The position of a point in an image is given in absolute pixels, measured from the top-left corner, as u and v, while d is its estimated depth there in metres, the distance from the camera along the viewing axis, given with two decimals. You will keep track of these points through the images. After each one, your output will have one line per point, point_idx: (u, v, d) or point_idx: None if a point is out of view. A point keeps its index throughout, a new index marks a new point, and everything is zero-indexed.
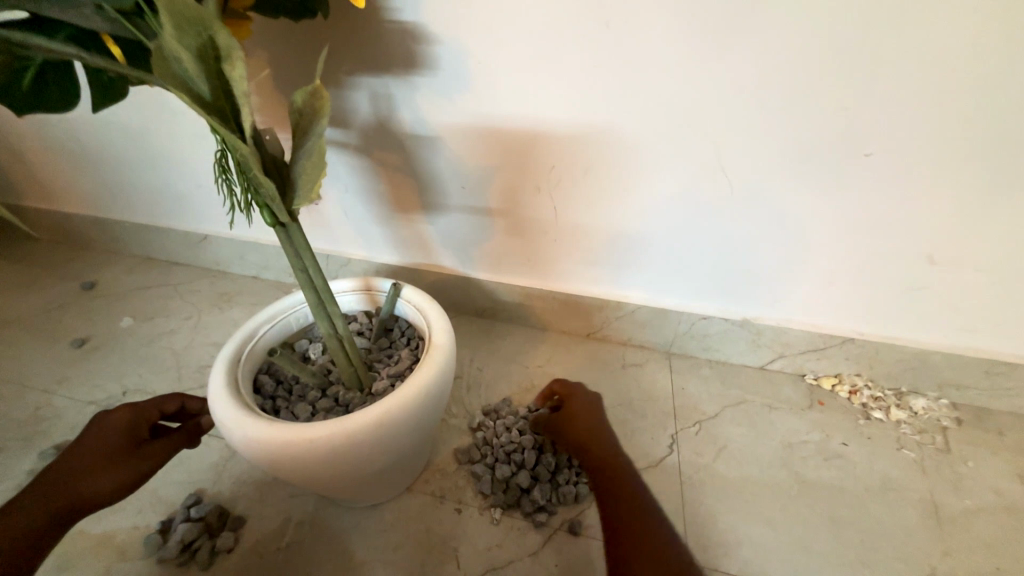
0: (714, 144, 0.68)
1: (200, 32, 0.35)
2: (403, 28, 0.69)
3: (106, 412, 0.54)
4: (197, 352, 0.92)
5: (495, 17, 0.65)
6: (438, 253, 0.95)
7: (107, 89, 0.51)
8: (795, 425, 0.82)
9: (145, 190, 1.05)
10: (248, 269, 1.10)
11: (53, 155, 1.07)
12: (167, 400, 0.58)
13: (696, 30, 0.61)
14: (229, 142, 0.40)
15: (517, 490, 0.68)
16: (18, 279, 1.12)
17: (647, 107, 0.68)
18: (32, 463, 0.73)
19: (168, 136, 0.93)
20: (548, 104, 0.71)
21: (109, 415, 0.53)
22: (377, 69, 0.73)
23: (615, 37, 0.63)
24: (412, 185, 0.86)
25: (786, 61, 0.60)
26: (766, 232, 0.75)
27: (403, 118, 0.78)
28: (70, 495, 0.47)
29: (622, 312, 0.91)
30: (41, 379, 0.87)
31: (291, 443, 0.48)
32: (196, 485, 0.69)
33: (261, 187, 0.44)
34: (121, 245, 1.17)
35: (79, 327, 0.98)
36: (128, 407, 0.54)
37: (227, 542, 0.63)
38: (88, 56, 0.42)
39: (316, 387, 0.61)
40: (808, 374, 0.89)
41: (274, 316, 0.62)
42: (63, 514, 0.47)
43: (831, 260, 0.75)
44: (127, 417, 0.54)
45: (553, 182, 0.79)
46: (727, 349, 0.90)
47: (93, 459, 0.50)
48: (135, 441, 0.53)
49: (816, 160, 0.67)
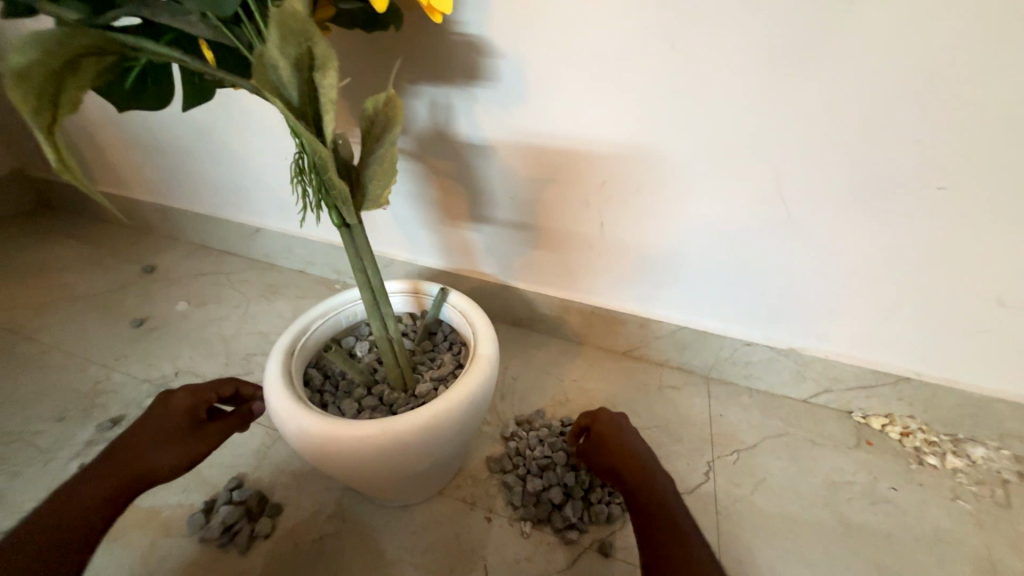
0: (771, 168, 0.67)
1: (301, 42, 0.36)
2: (467, 41, 0.71)
3: (171, 391, 0.56)
4: (244, 340, 0.97)
5: (558, 34, 0.67)
6: (479, 260, 0.96)
7: (196, 89, 0.55)
8: (840, 464, 0.79)
9: (208, 182, 1.11)
10: (296, 263, 1.14)
11: (129, 145, 1.14)
12: (223, 383, 0.58)
13: (763, 55, 0.60)
14: (310, 145, 0.41)
15: (549, 505, 0.67)
16: (87, 257, 1.20)
17: (703, 129, 0.67)
18: (90, 434, 0.77)
19: (235, 134, 0.98)
20: (603, 122, 0.71)
21: (172, 396, 0.55)
22: (438, 78, 0.75)
23: (679, 55, 0.63)
24: (460, 193, 0.88)
25: (856, 86, 0.59)
26: (821, 261, 0.72)
27: (459, 128, 0.80)
28: (131, 473, 0.49)
29: (662, 332, 0.90)
30: (102, 354, 0.92)
31: (342, 437, 0.49)
32: (238, 470, 0.72)
33: (333, 190, 0.46)
34: (181, 232, 1.24)
35: (138, 308, 1.04)
36: (188, 389, 0.56)
37: (265, 528, 0.65)
38: (191, 59, 0.45)
39: (362, 384, 0.62)
40: (855, 412, 0.85)
41: (326, 311, 0.64)
42: (127, 491, 0.49)
43: (890, 294, 0.72)
44: (188, 398, 0.55)
45: (603, 198, 0.79)
46: (770, 379, 0.87)
47: (154, 438, 0.52)
48: (193, 423, 0.55)
49: (881, 191, 0.64)
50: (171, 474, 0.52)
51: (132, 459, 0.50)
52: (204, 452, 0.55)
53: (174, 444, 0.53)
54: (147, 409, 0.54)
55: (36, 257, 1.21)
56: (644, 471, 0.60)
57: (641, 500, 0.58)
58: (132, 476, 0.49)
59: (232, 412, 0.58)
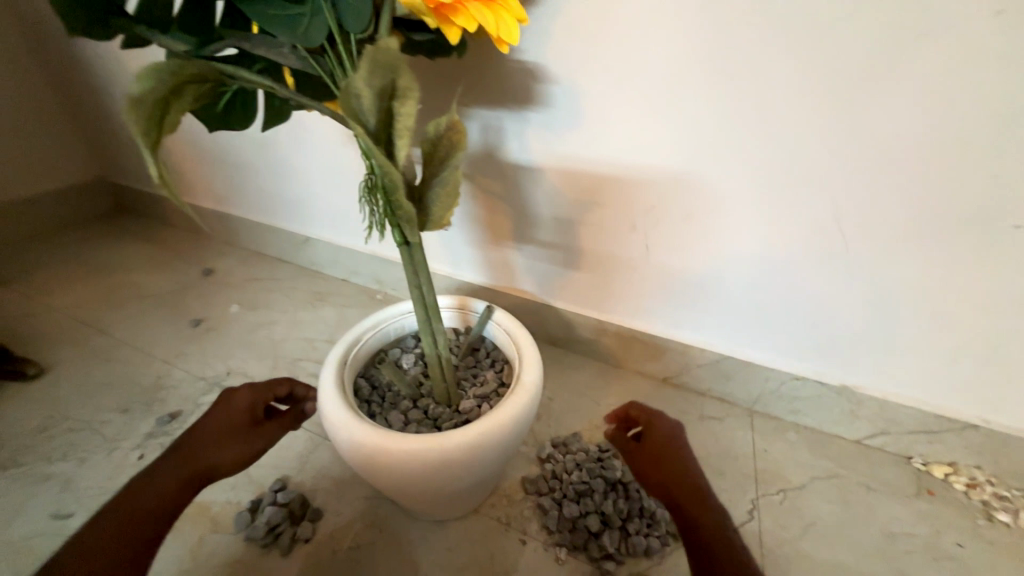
0: (830, 199, 0.65)
1: (388, 75, 0.39)
2: (524, 68, 0.74)
3: (232, 388, 0.58)
4: (291, 345, 1.01)
5: (614, 63, 0.68)
6: (520, 279, 0.97)
7: (276, 111, 0.59)
8: (898, 514, 0.73)
9: (266, 194, 1.18)
10: (342, 273, 1.19)
11: (200, 157, 1.23)
12: (279, 383, 0.60)
13: (824, 86, 0.59)
14: (384, 168, 0.44)
15: (586, 533, 0.66)
16: (153, 259, 1.29)
17: (758, 157, 0.67)
18: (150, 426, 0.82)
19: (296, 149, 1.05)
20: (654, 147, 0.72)
21: (234, 394, 0.56)
22: (493, 102, 0.78)
23: (737, 85, 0.63)
24: (505, 213, 0.90)
25: (925, 118, 0.57)
26: (881, 296, 0.69)
27: (509, 150, 0.83)
28: (195, 469, 0.52)
29: (704, 360, 0.88)
30: (164, 351, 0.98)
31: (392, 450, 0.51)
32: (282, 472, 0.74)
33: (399, 209, 0.48)
34: (238, 239, 1.32)
35: (197, 309, 1.11)
36: (248, 388, 0.57)
37: (306, 532, 0.66)
38: (279, 87, 0.49)
39: (408, 397, 0.63)
40: (915, 458, 0.80)
41: (377, 323, 0.66)
42: (190, 486, 0.51)
43: (958, 334, 0.68)
44: (248, 398, 0.57)
45: (649, 222, 0.79)
46: (819, 416, 0.84)
47: (218, 435, 0.54)
48: (252, 422, 0.57)
49: (952, 226, 0.61)
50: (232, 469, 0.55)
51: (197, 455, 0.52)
52: (261, 449, 0.57)
53: (235, 441, 0.55)
54: (211, 405, 0.56)
55: (109, 256, 1.32)
56: (706, 511, 0.56)
57: (702, 542, 0.54)
58: (196, 473, 0.52)
59: (287, 411, 0.60)
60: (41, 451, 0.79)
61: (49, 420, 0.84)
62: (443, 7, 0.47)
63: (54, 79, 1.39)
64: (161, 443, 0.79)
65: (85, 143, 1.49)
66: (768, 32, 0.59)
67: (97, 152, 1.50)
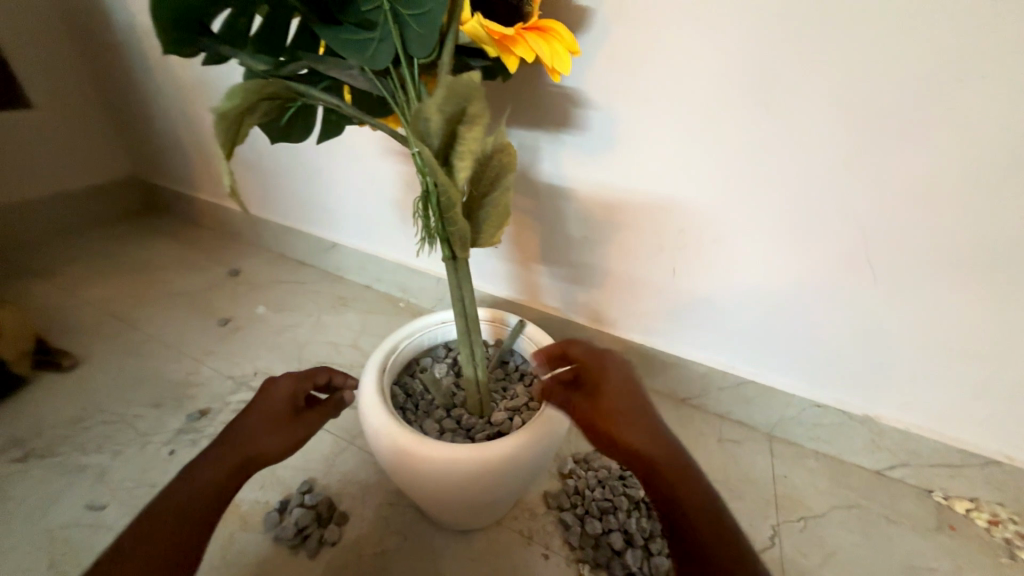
0: (861, 230, 0.67)
1: (460, 102, 0.41)
2: (563, 92, 0.77)
3: (272, 377, 0.58)
4: (317, 348, 1.03)
5: (652, 91, 0.71)
6: (543, 294, 0.99)
7: (331, 125, 0.62)
8: (920, 547, 0.73)
9: (297, 199, 1.21)
10: (366, 279, 1.21)
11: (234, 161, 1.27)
12: (318, 372, 0.61)
13: (860, 123, 0.61)
14: (444, 186, 0.46)
15: (608, 550, 0.67)
16: (182, 257, 1.33)
17: (790, 188, 0.69)
18: (181, 422, 0.84)
19: (331, 158, 1.08)
20: (686, 173, 0.74)
21: (276, 382, 0.57)
22: (530, 124, 0.81)
23: (773, 117, 0.65)
24: (534, 229, 0.92)
25: (958, 158, 0.59)
26: (907, 328, 0.70)
27: (543, 169, 0.85)
28: (246, 456, 0.51)
29: (725, 383, 0.89)
30: (193, 348, 1.01)
31: (434, 457, 0.53)
32: (309, 474, 0.76)
33: (453, 225, 0.50)
34: (264, 241, 1.35)
35: (224, 308, 1.13)
36: (290, 377, 0.58)
37: (333, 535, 0.67)
38: (346, 106, 0.52)
39: (442, 406, 0.65)
40: (936, 492, 0.80)
41: (413, 332, 0.68)
42: (239, 474, 0.50)
43: (984, 370, 0.69)
44: (289, 386, 0.57)
45: (677, 245, 0.80)
46: (839, 445, 0.84)
47: (264, 421, 0.54)
48: (295, 410, 0.57)
49: (980, 263, 0.63)
50: (279, 454, 0.54)
51: (247, 443, 0.52)
52: (305, 438, 0.57)
53: (283, 429, 0.54)
54: (255, 395, 0.56)
55: (140, 253, 1.35)
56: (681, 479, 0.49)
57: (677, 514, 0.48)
58: (244, 458, 0.51)
59: (326, 401, 0.60)
60: (76, 442, 0.81)
61: (83, 412, 0.86)
62: (505, 39, 0.50)
63: (97, 80, 1.44)
64: (191, 439, 0.81)
65: (121, 142, 1.54)
66: (806, 70, 0.61)
67: (132, 152, 1.54)
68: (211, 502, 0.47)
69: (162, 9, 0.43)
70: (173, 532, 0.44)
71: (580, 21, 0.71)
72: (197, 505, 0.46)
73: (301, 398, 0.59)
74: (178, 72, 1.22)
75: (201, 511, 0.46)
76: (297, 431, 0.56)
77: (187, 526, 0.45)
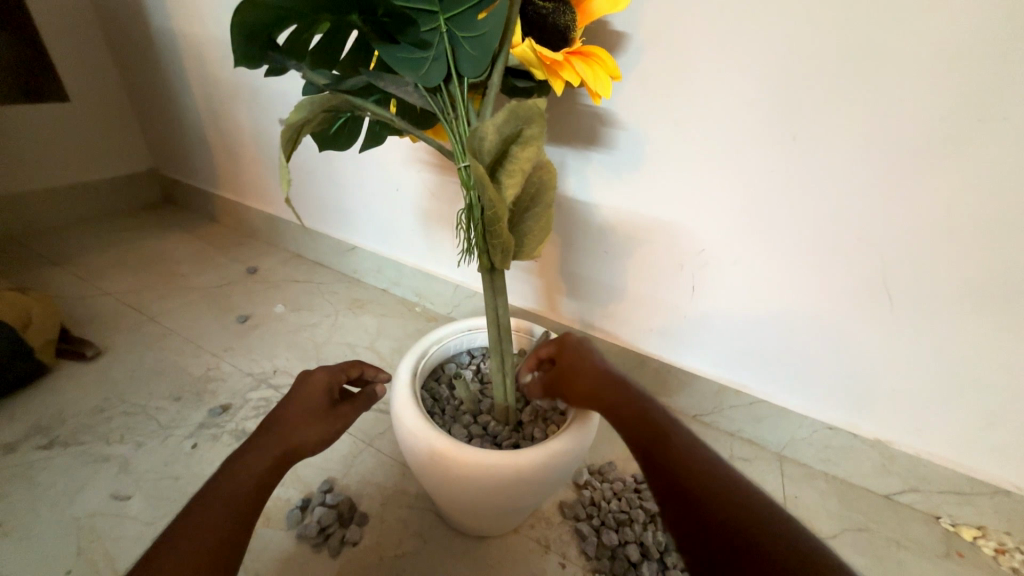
0: (880, 260, 0.69)
1: (518, 124, 0.44)
2: (593, 112, 0.79)
3: (307, 374, 0.62)
4: (334, 349, 1.04)
5: (681, 115, 0.73)
6: (560, 305, 1.01)
7: (375, 133, 0.64)
8: (929, 572, 0.75)
9: (318, 200, 1.23)
10: (383, 283, 1.23)
11: (257, 160, 1.29)
12: (348, 366, 0.65)
13: (884, 158, 0.64)
14: (493, 203, 0.48)
15: (625, 562, 0.68)
16: (200, 252, 1.34)
17: (810, 216, 0.71)
18: (202, 416, 0.85)
19: (356, 162, 1.10)
20: (710, 195, 0.76)
21: (312, 375, 0.60)
22: (559, 139, 0.84)
23: (801, 148, 0.68)
24: (555, 242, 0.94)
25: (979, 197, 0.61)
26: (920, 356, 0.72)
27: (567, 184, 0.88)
28: (287, 445, 0.53)
29: (737, 401, 0.90)
30: (212, 344, 1.02)
31: (469, 463, 0.54)
32: (329, 473, 0.77)
33: (496, 239, 0.52)
34: (282, 240, 1.37)
35: (243, 305, 1.15)
36: (324, 370, 0.62)
37: (355, 536, 0.68)
38: (397, 119, 0.54)
39: (469, 412, 0.67)
40: (943, 518, 0.81)
41: (442, 339, 0.69)
42: (280, 464, 0.52)
43: (996, 402, 0.70)
44: (325, 379, 0.61)
45: (698, 264, 0.82)
46: (848, 467, 0.85)
47: (303, 413, 0.56)
48: (331, 399, 0.60)
49: (993, 297, 0.65)
50: (316, 446, 0.55)
51: (288, 432, 0.54)
52: (341, 429, 0.58)
53: (320, 420, 0.57)
54: (292, 389, 0.59)
55: (158, 247, 1.37)
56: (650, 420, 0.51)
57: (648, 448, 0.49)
58: (286, 447, 0.53)
59: (358, 394, 0.62)
60: (99, 431, 0.82)
61: (105, 402, 0.87)
62: (554, 64, 0.52)
63: (124, 75, 1.47)
64: (213, 434, 0.82)
65: (144, 137, 1.56)
66: (835, 104, 0.64)
67: (153, 147, 1.57)
68: (254, 491, 0.48)
69: (240, 26, 0.45)
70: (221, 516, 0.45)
71: (614, 46, 0.74)
72: (244, 493, 0.47)
73: (336, 391, 0.62)
74: (208, 72, 1.25)
75: (249, 497, 0.47)
76: (333, 422, 0.58)
77: (235, 513, 0.46)
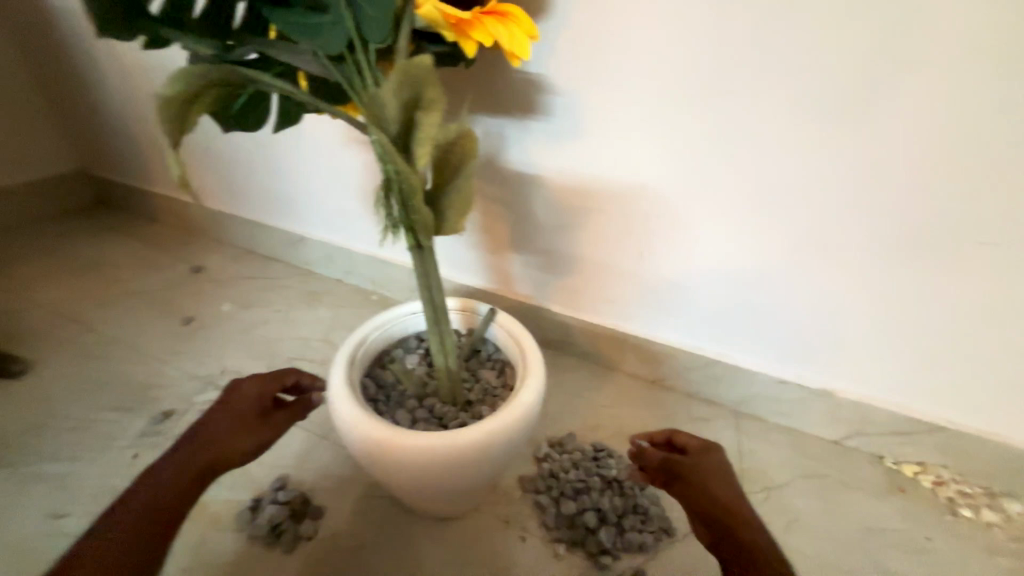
0: (816, 213, 0.69)
1: (414, 87, 0.41)
2: (528, 78, 0.76)
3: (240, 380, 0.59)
4: (285, 345, 1.00)
5: (616, 76, 0.71)
6: (515, 282, 1.00)
7: (288, 112, 0.60)
8: (874, 509, 0.78)
9: (259, 190, 1.17)
10: (336, 272, 1.18)
11: (190, 152, 1.22)
12: (286, 373, 0.60)
13: (813, 109, 0.64)
14: (404, 175, 0.46)
15: (584, 528, 0.68)
16: (138, 255, 1.27)
17: (746, 173, 0.71)
18: (143, 425, 0.81)
19: (293, 147, 1.05)
20: (649, 158, 0.75)
21: (243, 383, 0.57)
22: (496, 109, 0.80)
23: (734, 103, 0.67)
24: (504, 217, 0.92)
25: (904, 142, 0.62)
26: (857, 306, 0.74)
27: (509, 156, 0.85)
28: (214, 456, 0.52)
29: (693, 364, 0.91)
30: (155, 349, 0.97)
31: (407, 447, 0.53)
32: (281, 470, 0.75)
33: (415, 214, 0.50)
34: (225, 235, 1.30)
35: (185, 306, 1.09)
36: (257, 378, 0.58)
37: (309, 530, 0.67)
38: (299, 92, 0.50)
39: (414, 396, 0.65)
40: (887, 458, 0.84)
41: (383, 324, 0.67)
42: (205, 474, 0.52)
43: (928, 344, 0.73)
44: (255, 389, 0.57)
45: (645, 230, 0.82)
46: (800, 418, 0.88)
47: (232, 423, 0.55)
48: (263, 409, 0.57)
49: (921, 240, 0.66)
50: (246, 453, 0.55)
51: (216, 442, 0.53)
52: (272, 440, 0.57)
53: (249, 429, 0.56)
54: (222, 396, 0.57)
55: (91, 252, 1.28)
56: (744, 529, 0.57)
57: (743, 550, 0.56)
58: (213, 454, 0.52)
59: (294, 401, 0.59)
60: (31, 449, 0.77)
61: (37, 418, 0.83)
62: (462, 22, 0.49)
63: (31, 65, 1.34)
64: (155, 441, 0.78)
65: (61, 133, 1.43)
66: (762, 55, 0.63)
67: (74, 144, 1.44)
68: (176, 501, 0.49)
69: None
70: (140, 528, 0.46)
71: (540, 6, 0.70)
72: (164, 505, 0.48)
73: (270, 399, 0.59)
74: (123, 58, 1.15)
75: (169, 510, 0.48)
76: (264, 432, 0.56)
77: (153, 524, 0.47)
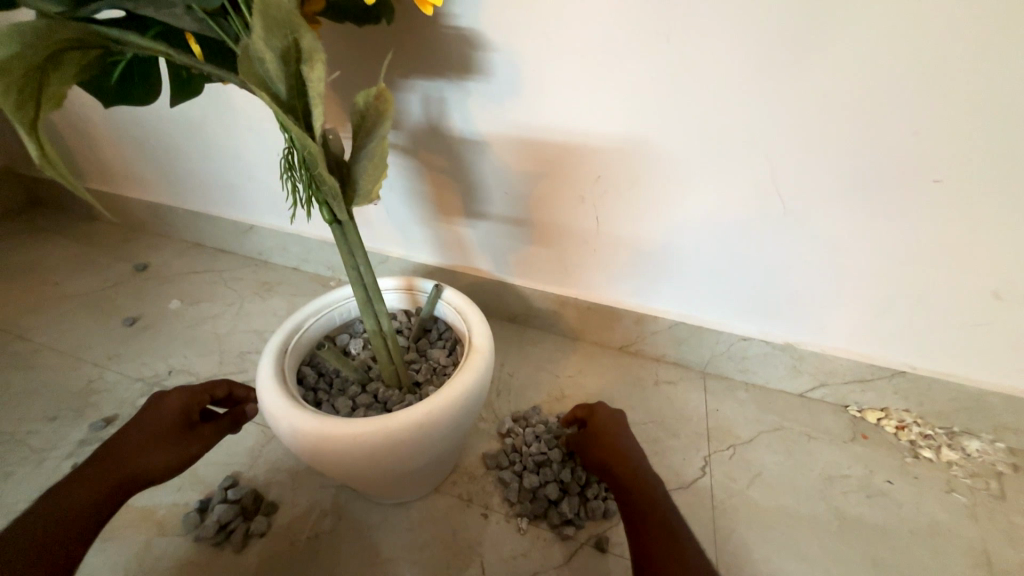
0: (767, 163, 0.66)
1: (287, 34, 0.37)
2: (460, 34, 0.70)
3: (164, 394, 0.59)
4: (238, 339, 0.96)
5: (552, 27, 0.66)
6: (474, 256, 0.96)
7: (186, 83, 0.53)
8: (836, 457, 0.78)
9: (198, 178, 1.10)
10: (290, 260, 1.13)
11: (121, 142, 1.13)
12: (217, 385, 0.62)
13: (757, 49, 0.59)
14: (300, 140, 0.41)
15: (545, 501, 0.67)
16: (79, 256, 1.20)
17: (693, 124, 0.67)
18: (84, 433, 0.78)
19: (225, 129, 0.97)
20: (594, 116, 0.71)
21: (166, 396, 0.58)
22: (431, 72, 0.75)
23: (675, 48, 0.62)
24: (455, 190, 0.88)
25: (853, 79, 0.58)
26: (813, 257, 0.72)
27: (452, 123, 0.80)
28: (128, 472, 0.52)
29: (658, 328, 0.89)
30: (95, 353, 0.93)
31: (336, 437, 0.50)
32: (233, 469, 0.72)
33: (323, 184, 0.46)
34: (172, 229, 1.23)
35: (130, 306, 1.04)
36: (183, 390, 0.59)
37: (261, 527, 0.65)
38: (179, 54, 0.43)
39: (356, 382, 0.63)
40: (851, 406, 0.85)
41: (320, 309, 0.64)
42: (119, 491, 0.51)
43: (887, 289, 0.71)
44: (182, 400, 0.58)
45: (598, 192, 0.78)
46: (765, 373, 0.87)
47: (152, 437, 0.55)
48: (188, 422, 0.58)
49: (872, 184, 0.63)
50: (167, 470, 0.55)
51: (132, 459, 0.52)
52: (199, 453, 0.58)
53: (171, 445, 0.55)
54: (142, 411, 0.57)
55: (29, 256, 1.21)
56: (647, 491, 0.56)
57: (639, 516, 0.54)
58: (129, 471, 0.52)
59: (225, 414, 0.61)
60: None
61: None
62: None
63: None
64: None
65: None
66: None
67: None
68: (88, 516, 0.48)
69: None
70: (43, 541, 0.46)
71: None
72: (73, 519, 0.48)
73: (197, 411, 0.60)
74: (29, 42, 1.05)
75: (78, 524, 0.48)
76: (190, 446, 0.57)
77: (61, 538, 0.46)
